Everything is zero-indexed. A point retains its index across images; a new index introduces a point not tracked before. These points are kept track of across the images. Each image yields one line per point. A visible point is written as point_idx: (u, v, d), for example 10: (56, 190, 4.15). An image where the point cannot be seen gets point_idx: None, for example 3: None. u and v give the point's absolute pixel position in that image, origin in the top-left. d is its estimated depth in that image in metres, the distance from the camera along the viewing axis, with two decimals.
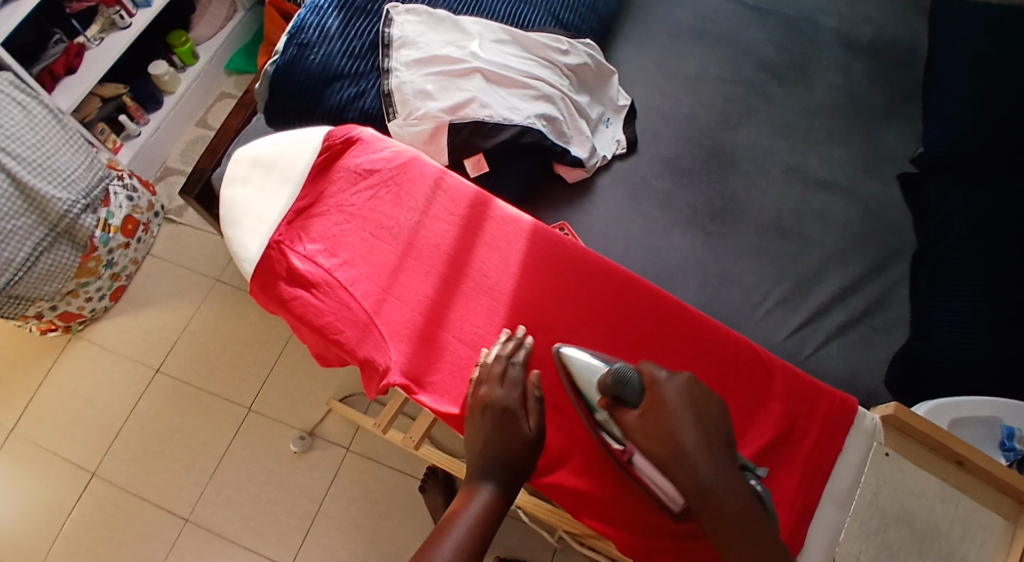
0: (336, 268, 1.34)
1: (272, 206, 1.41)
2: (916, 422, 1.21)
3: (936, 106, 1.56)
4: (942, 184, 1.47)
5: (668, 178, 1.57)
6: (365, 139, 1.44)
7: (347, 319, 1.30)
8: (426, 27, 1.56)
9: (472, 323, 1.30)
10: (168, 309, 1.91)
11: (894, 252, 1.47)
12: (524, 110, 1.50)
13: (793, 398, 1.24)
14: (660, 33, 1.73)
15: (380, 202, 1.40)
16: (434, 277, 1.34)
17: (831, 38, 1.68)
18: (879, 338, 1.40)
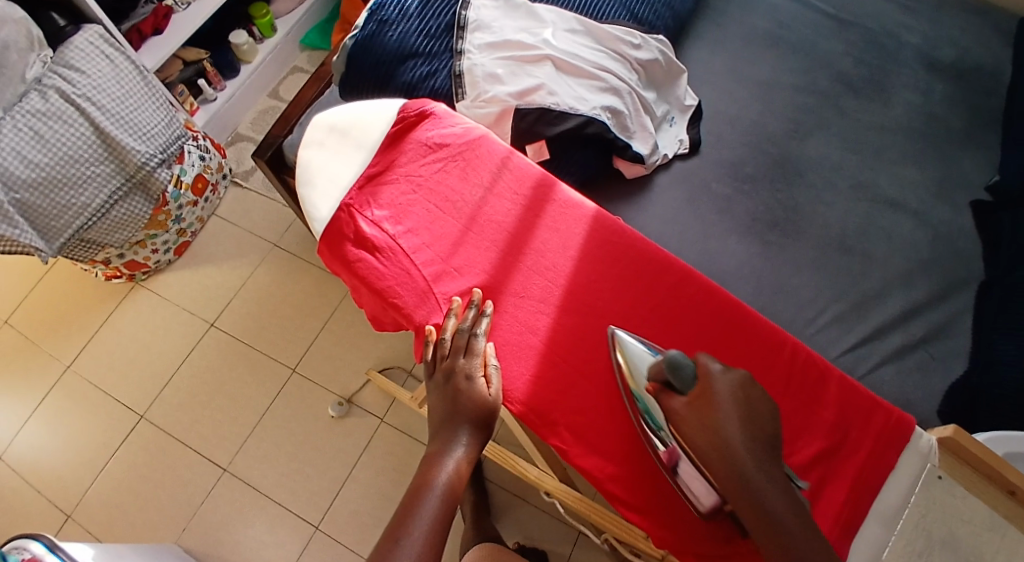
0: (402, 237, 1.13)
1: (345, 172, 1.18)
2: (971, 445, 1.03)
3: (1017, 135, 1.45)
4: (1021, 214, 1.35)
5: (729, 183, 1.47)
6: (437, 114, 1.21)
7: (405, 297, 1.09)
8: (502, 13, 1.46)
9: (537, 321, 1.09)
10: (227, 266, 1.98)
11: (960, 281, 1.35)
12: (590, 100, 1.40)
13: (846, 409, 1.06)
14: (733, 37, 1.65)
15: (448, 175, 1.18)
16: (496, 252, 1.13)
17: (913, 56, 1.58)
18: (935, 367, 1.28)
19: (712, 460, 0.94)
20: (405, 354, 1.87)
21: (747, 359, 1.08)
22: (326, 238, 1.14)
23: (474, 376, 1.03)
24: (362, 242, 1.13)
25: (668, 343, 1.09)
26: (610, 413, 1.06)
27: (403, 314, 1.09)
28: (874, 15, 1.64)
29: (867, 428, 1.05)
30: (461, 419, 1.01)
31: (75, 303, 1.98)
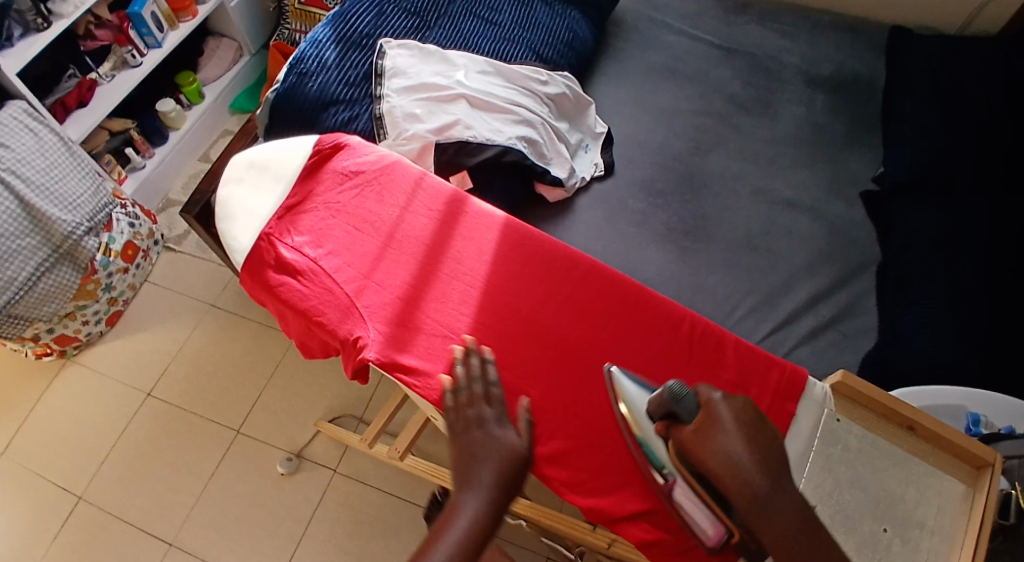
0: (322, 258, 1.14)
1: (264, 203, 1.20)
2: (866, 388, 1.10)
3: (894, 133, 1.58)
4: (904, 203, 1.48)
5: (643, 199, 1.55)
6: (352, 144, 1.24)
7: (327, 314, 1.10)
8: (417, 60, 1.48)
9: (458, 323, 1.11)
10: (163, 332, 1.96)
11: (858, 266, 1.45)
12: (505, 132, 1.44)
13: (746, 371, 1.11)
14: (634, 70, 1.77)
15: (365, 199, 1.20)
16: (413, 263, 1.15)
17: (794, 74, 1.73)
18: (847, 345, 1.36)
19: (719, 483, 0.92)
20: (351, 401, 1.87)
21: (656, 337, 1.12)
22: (248, 267, 1.15)
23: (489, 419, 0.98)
24: (284, 267, 1.13)
25: (584, 329, 1.12)
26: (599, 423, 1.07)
27: (328, 332, 1.09)
28: (756, 43, 1.79)
29: (765, 385, 1.11)
30: (489, 467, 0.94)
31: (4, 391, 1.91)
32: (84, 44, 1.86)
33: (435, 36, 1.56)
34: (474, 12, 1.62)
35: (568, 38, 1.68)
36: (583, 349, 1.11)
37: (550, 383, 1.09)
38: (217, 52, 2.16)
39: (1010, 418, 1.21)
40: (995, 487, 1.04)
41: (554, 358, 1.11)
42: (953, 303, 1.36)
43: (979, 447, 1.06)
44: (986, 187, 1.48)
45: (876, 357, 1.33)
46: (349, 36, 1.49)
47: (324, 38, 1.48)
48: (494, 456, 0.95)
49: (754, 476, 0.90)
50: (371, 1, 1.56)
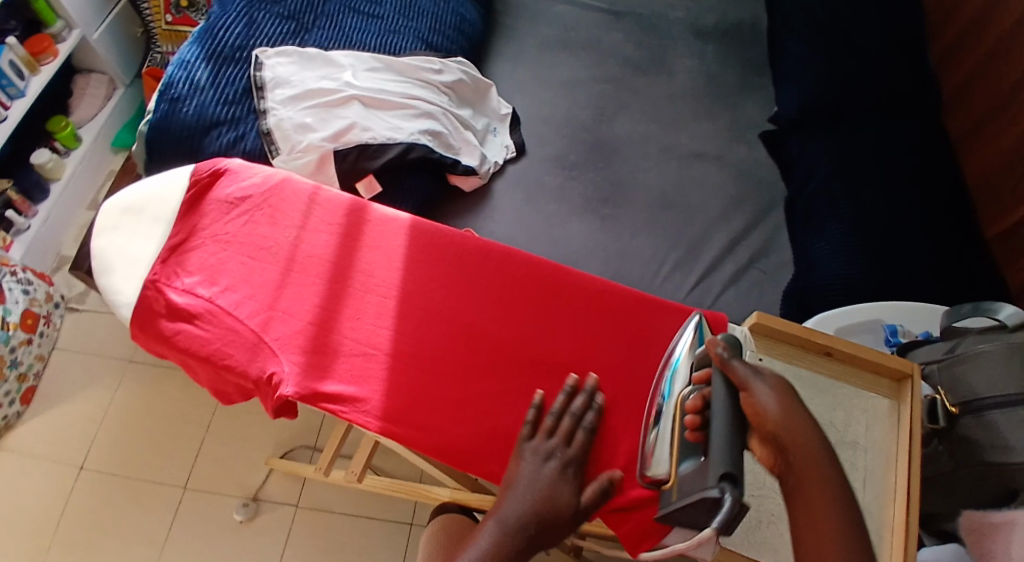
0: (220, 296, 1.05)
1: (146, 247, 1.09)
2: (779, 325, 1.06)
3: (783, 72, 1.60)
4: (801, 137, 1.50)
5: (558, 174, 1.50)
6: (232, 169, 1.15)
7: (235, 355, 1.01)
8: (300, 67, 1.38)
9: (377, 338, 1.05)
10: (83, 399, 1.81)
11: (769, 204, 1.48)
12: (406, 128, 1.36)
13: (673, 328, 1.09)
14: (529, 45, 1.71)
15: (256, 225, 1.11)
16: (320, 283, 1.07)
17: (682, 29, 1.73)
18: (767, 279, 1.39)
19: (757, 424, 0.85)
20: (300, 431, 1.78)
21: (582, 313, 1.08)
22: (137, 322, 1.04)
23: (553, 455, 0.95)
24: (178, 313, 1.04)
25: (510, 320, 1.07)
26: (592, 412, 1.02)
27: (238, 374, 1.00)
28: (642, 3, 1.78)
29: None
30: (536, 495, 0.92)
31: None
32: None
33: (315, 38, 1.46)
34: (352, 7, 1.53)
35: (456, 22, 1.59)
36: (513, 340, 1.06)
37: (485, 382, 1.03)
38: (88, 91, 2.00)
39: (924, 324, 1.22)
40: (917, 396, 1.03)
41: (485, 355, 1.05)
42: (864, 218, 1.36)
43: (898, 361, 1.05)
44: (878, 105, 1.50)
45: (813, 294, 1.32)
46: (220, 51, 1.39)
47: (191, 58, 1.36)
48: (533, 488, 0.93)
49: (789, 423, 0.85)
50: (238, 10, 1.45)
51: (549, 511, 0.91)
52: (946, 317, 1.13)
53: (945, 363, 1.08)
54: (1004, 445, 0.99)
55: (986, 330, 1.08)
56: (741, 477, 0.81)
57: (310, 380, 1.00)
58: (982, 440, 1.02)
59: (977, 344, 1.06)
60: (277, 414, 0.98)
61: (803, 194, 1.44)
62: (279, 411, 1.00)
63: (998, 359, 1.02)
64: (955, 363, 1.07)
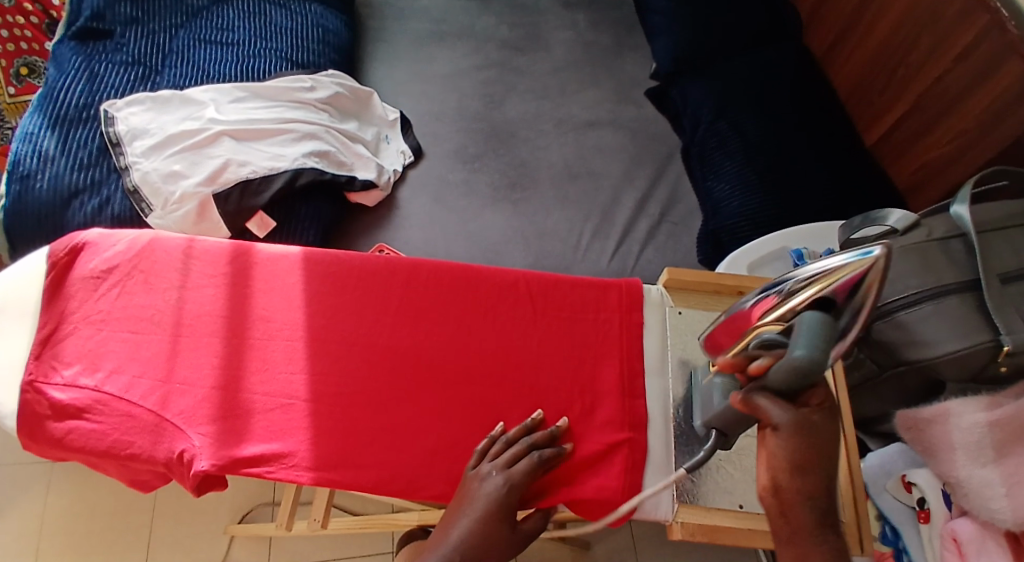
0: (107, 382, 0.96)
1: (15, 350, 0.99)
2: (692, 277, 1.08)
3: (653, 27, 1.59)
4: (683, 85, 1.49)
5: (460, 168, 1.44)
6: (91, 241, 1.05)
7: (137, 441, 0.93)
8: (155, 112, 1.28)
9: (287, 385, 0.98)
10: (12, 516, 1.57)
11: (666, 156, 1.47)
12: (288, 154, 1.28)
13: (591, 303, 1.05)
14: (402, 45, 1.63)
15: (130, 295, 1.02)
16: (215, 342, 0.99)
17: (550, 2, 1.70)
18: (684, 231, 1.37)
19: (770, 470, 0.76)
20: (256, 490, 1.64)
21: (498, 311, 1.04)
22: (23, 431, 0.95)
23: (492, 473, 0.90)
24: (67, 411, 0.95)
25: (426, 334, 1.01)
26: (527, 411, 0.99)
27: (145, 461, 0.93)
28: None
29: (614, 311, 1.05)
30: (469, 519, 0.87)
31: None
32: None
33: (168, 79, 1.37)
34: (202, 39, 1.43)
35: (320, 35, 1.51)
36: (432, 354, 1.01)
37: (414, 405, 0.98)
38: None
39: (825, 243, 1.23)
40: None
41: (407, 375, 0.99)
42: (756, 151, 1.36)
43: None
44: (747, 40, 1.52)
45: (738, 238, 1.29)
46: (64, 114, 1.27)
47: (35, 128, 1.25)
48: (472, 515, 0.87)
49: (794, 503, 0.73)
50: (76, 67, 1.34)
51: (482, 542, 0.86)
52: (842, 232, 1.09)
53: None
54: (920, 342, 0.99)
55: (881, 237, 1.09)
56: (732, 434, 0.89)
57: (223, 449, 0.93)
58: (898, 340, 1.01)
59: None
60: (199, 493, 0.91)
61: (694, 138, 1.43)
62: (202, 489, 0.93)
63: (896, 261, 1.03)
64: None
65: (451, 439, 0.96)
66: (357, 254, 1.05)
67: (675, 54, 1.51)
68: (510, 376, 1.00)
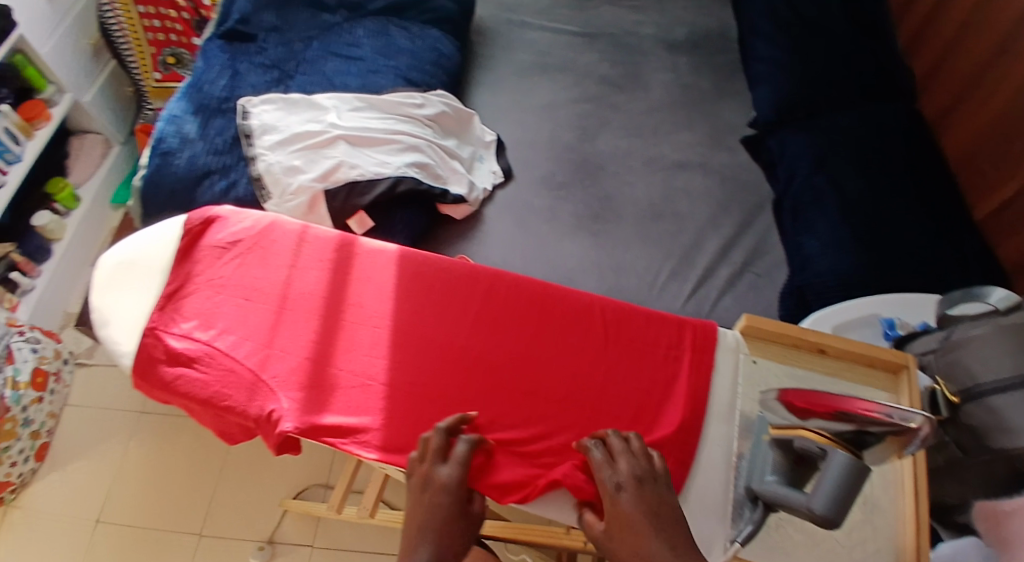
0: (217, 338, 1.08)
1: (142, 302, 1.12)
2: (773, 325, 1.09)
3: (755, 77, 1.61)
4: (781, 135, 1.53)
5: (547, 195, 1.52)
6: (223, 216, 1.18)
7: (233, 396, 1.04)
8: (284, 112, 1.42)
9: (369, 368, 1.07)
10: (95, 455, 1.73)
11: (756, 206, 1.51)
12: (393, 162, 1.39)
13: (661, 337, 1.11)
14: (507, 73, 1.74)
15: (248, 266, 1.14)
16: (314, 319, 1.10)
17: (654, 44, 1.77)
18: (764, 283, 1.41)
19: None
20: (312, 470, 1.73)
21: (572, 331, 1.10)
22: (139, 370, 1.07)
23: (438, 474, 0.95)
24: (179, 358, 1.07)
25: (502, 341, 1.09)
26: (584, 426, 1.05)
27: (239, 414, 1.04)
28: (611, 22, 1.82)
29: (685, 348, 1.10)
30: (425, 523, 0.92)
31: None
32: None
33: (299, 83, 1.51)
34: (331, 51, 1.57)
35: (434, 58, 1.62)
36: (505, 360, 1.08)
37: (481, 405, 1.05)
38: (83, 152, 1.91)
39: (921, 314, 1.24)
40: (915, 387, 1.05)
41: (480, 374, 1.07)
42: (851, 211, 1.38)
43: (893, 352, 1.07)
44: (849, 101, 1.55)
45: (825, 298, 1.31)
46: (206, 103, 1.43)
47: (181, 112, 1.41)
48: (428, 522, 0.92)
49: None
50: (222, 64, 1.50)
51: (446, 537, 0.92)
52: (940, 304, 1.14)
53: (941, 351, 1.10)
54: (1008, 429, 0.99)
55: (980, 315, 1.09)
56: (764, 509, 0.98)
57: (307, 415, 1.03)
58: (988, 424, 1.02)
59: (971, 330, 1.07)
60: (278, 450, 1.02)
61: (789, 190, 1.46)
62: (281, 448, 1.03)
63: (994, 340, 1.03)
64: (950, 351, 1.08)
65: (510, 443, 1.03)
66: (450, 259, 1.14)
67: (776, 105, 1.54)
68: (573, 392, 1.07)
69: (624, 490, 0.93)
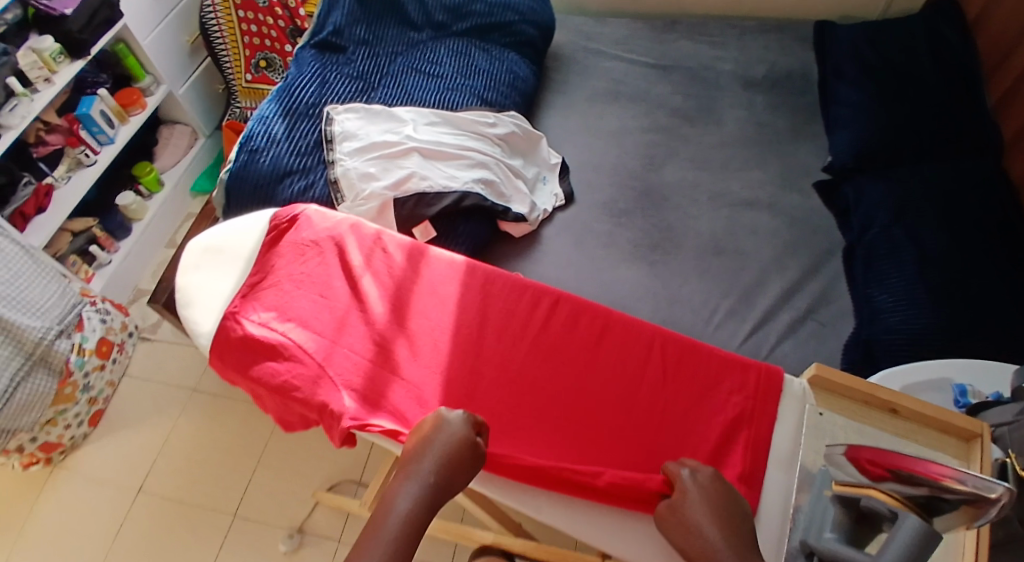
0: (292, 331, 1.13)
1: (222, 287, 1.21)
2: (842, 378, 1.09)
3: (835, 118, 1.64)
4: (856, 183, 1.52)
5: (607, 220, 1.55)
6: (308, 216, 1.25)
7: (300, 386, 1.09)
8: (366, 121, 1.49)
9: (428, 378, 1.12)
10: (146, 426, 1.80)
11: (825, 254, 1.48)
12: (462, 177, 1.44)
13: (723, 379, 1.12)
14: (580, 98, 1.78)
15: (327, 266, 1.20)
16: (385, 323, 1.15)
17: (730, 81, 1.79)
18: (828, 332, 1.38)
19: None
20: (347, 465, 1.74)
21: (631, 361, 1.13)
22: (217, 352, 1.14)
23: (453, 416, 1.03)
24: (255, 344, 1.13)
25: (562, 364, 1.13)
26: (637, 457, 1.07)
27: (304, 404, 1.08)
28: (689, 56, 1.85)
29: (746, 393, 1.11)
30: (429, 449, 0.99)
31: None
32: (35, 150, 1.73)
33: (381, 95, 1.57)
34: (414, 67, 1.64)
35: (510, 79, 1.67)
36: (562, 383, 1.12)
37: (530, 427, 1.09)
38: (171, 140, 2.04)
39: (997, 385, 1.18)
40: (987, 457, 1.03)
41: (537, 395, 1.11)
42: (923, 263, 1.36)
43: (965, 418, 1.05)
44: (929, 152, 1.53)
45: (894, 356, 1.29)
46: (295, 107, 1.51)
47: (271, 114, 1.50)
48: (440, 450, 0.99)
49: None
50: (313, 71, 1.59)
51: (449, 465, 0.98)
52: (1018, 377, 1.10)
53: (1015, 424, 1.05)
54: None
55: None
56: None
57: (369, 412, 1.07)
58: None
59: None
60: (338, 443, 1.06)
61: (862, 240, 1.44)
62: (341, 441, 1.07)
63: None
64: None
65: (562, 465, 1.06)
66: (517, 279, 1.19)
67: (855, 151, 1.55)
68: (628, 422, 1.10)
69: (693, 479, 0.99)
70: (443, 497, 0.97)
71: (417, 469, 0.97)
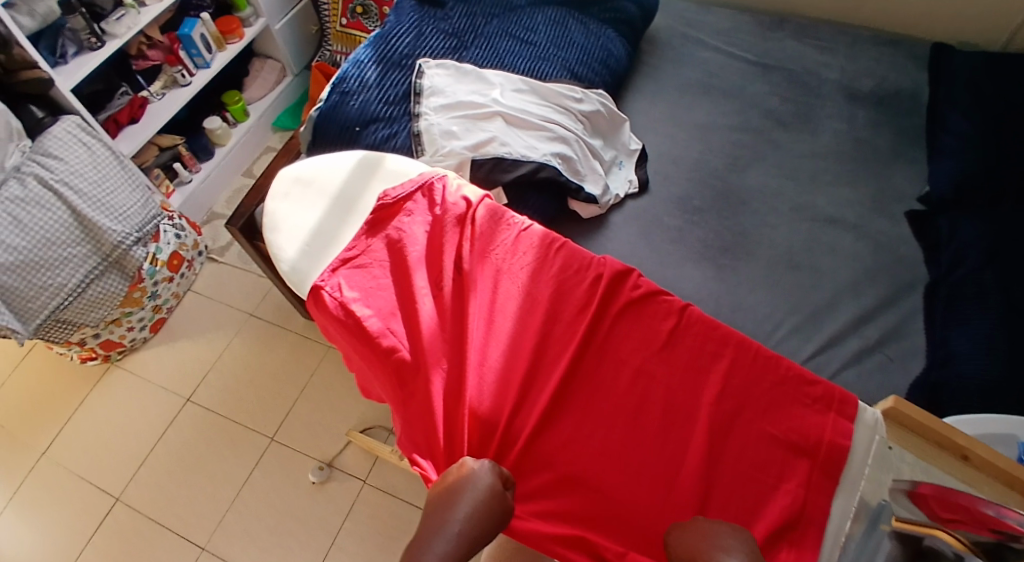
0: (369, 319, 1.21)
1: (307, 218, 1.33)
2: (917, 414, 1.11)
3: (940, 147, 1.57)
4: (952, 218, 1.46)
5: (679, 216, 1.53)
6: (415, 205, 1.32)
7: None
8: (454, 80, 1.50)
9: (477, 396, 1.18)
10: (202, 340, 1.88)
11: (905, 286, 1.43)
12: (541, 149, 1.44)
13: (777, 458, 1.11)
14: (671, 86, 1.76)
15: (417, 263, 1.27)
16: (453, 335, 1.23)
17: (833, 90, 1.73)
18: (893, 367, 1.35)
19: None
20: (383, 412, 1.76)
21: (683, 413, 1.15)
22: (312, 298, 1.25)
23: (480, 468, 1.07)
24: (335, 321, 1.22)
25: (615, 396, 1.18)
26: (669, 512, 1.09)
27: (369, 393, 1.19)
28: (793, 59, 1.80)
29: (797, 481, 1.09)
30: (457, 503, 1.02)
31: (33, 397, 1.82)
32: (136, 63, 1.82)
33: (473, 56, 1.58)
34: (510, 31, 1.63)
35: (603, 56, 1.66)
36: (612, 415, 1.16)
37: (577, 450, 1.14)
38: (262, 73, 2.10)
39: None
40: None
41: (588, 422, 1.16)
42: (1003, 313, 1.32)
43: None
44: None
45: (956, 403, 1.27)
46: (389, 56, 1.53)
47: (365, 58, 1.52)
48: (471, 504, 1.02)
49: None
50: (411, 22, 1.60)
51: (477, 520, 1.02)
52: None
53: None
54: None
55: None
56: None
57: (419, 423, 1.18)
58: None
59: None
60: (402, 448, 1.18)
61: (947, 280, 1.40)
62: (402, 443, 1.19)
63: None
64: None
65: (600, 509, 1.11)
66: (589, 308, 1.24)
67: (954, 183, 1.49)
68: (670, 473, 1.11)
69: (720, 530, 1.00)
70: (470, 550, 1.01)
71: (442, 526, 1.00)
